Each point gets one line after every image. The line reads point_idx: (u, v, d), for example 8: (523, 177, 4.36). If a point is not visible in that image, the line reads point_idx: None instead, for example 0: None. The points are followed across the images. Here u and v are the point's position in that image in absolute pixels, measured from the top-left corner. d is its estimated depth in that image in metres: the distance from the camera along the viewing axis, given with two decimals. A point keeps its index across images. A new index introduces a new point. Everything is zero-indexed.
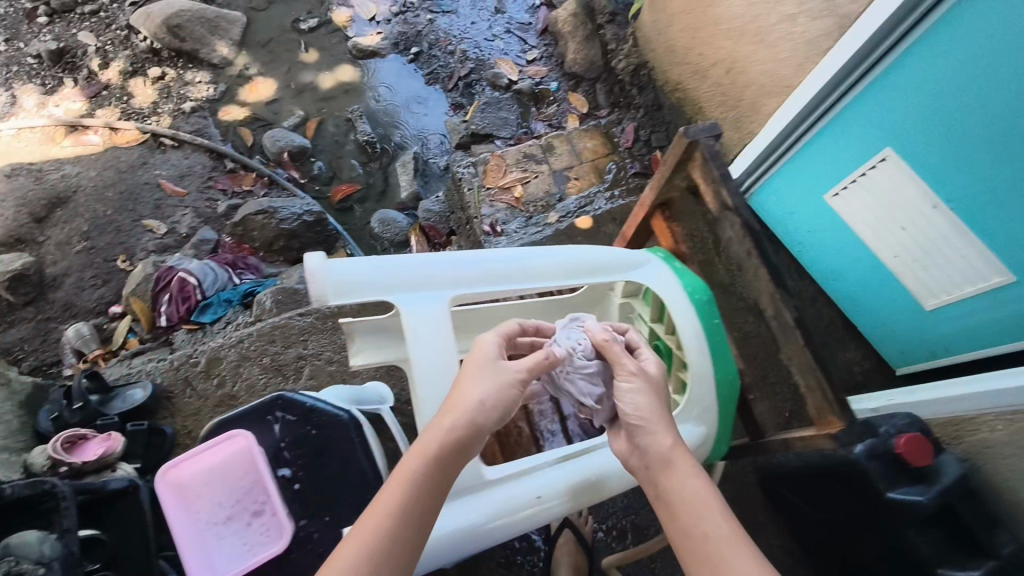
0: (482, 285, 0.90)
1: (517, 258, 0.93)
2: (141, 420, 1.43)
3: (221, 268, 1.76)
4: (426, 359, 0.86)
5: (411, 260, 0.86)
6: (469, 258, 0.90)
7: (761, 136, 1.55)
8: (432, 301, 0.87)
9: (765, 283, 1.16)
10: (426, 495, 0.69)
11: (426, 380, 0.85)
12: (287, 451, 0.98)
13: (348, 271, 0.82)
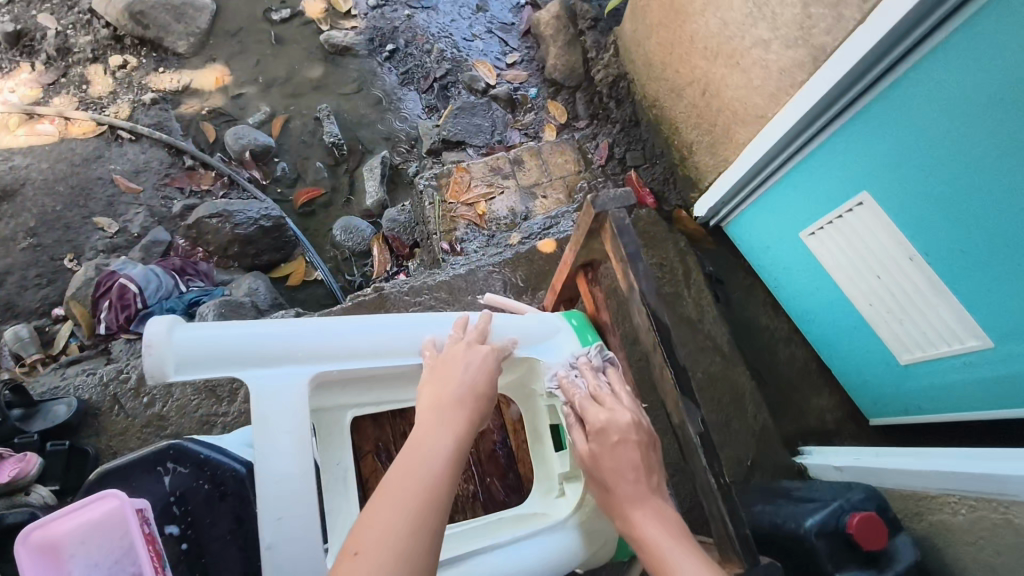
0: (341, 359, 0.85)
1: (383, 329, 0.88)
2: (64, 439, 1.36)
3: (166, 274, 1.68)
4: (273, 446, 0.77)
5: (263, 331, 0.79)
6: (330, 329, 0.84)
7: (734, 165, 1.46)
8: (286, 379, 0.80)
9: (669, 389, 0.78)
10: (431, 509, 0.68)
11: (270, 474, 0.76)
12: (175, 506, 0.91)
13: (191, 343, 0.75)
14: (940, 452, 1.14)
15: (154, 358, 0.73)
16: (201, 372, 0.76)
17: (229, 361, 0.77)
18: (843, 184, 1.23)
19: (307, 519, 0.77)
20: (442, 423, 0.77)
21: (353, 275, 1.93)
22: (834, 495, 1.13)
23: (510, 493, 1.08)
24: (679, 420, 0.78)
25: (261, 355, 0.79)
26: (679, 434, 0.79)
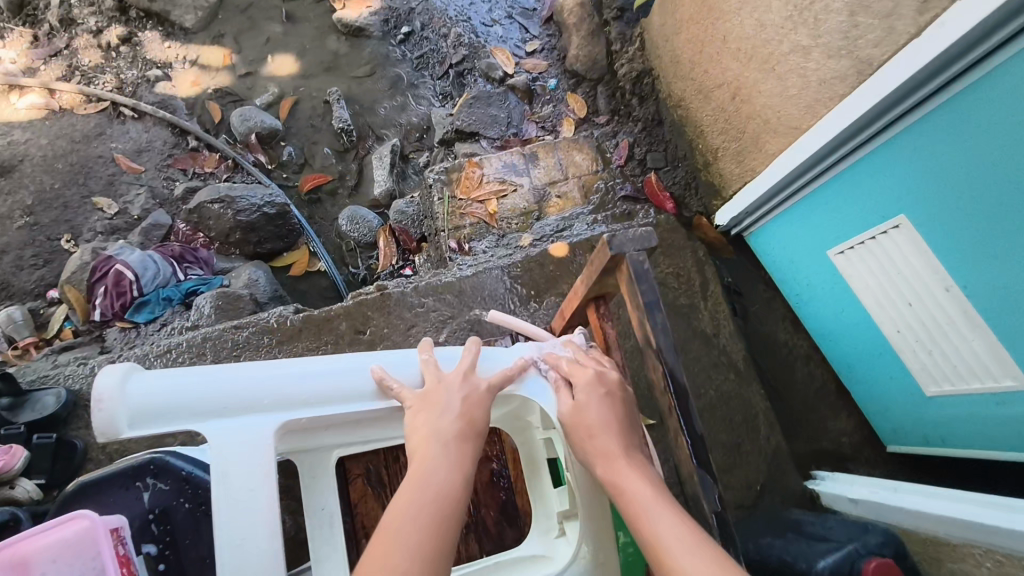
0: (311, 404, 0.75)
1: (356, 369, 0.79)
2: (50, 432, 1.31)
3: (165, 261, 1.64)
4: (235, 506, 0.67)
5: (222, 376, 0.70)
6: (297, 371, 0.75)
7: (763, 175, 1.38)
8: (249, 428, 0.71)
9: (683, 457, 0.67)
10: (436, 554, 0.61)
11: (233, 539, 0.66)
12: (154, 524, 0.87)
13: (144, 394, 0.67)
14: (965, 497, 1.06)
15: (104, 414, 0.65)
16: (155, 426, 0.68)
17: (184, 412, 0.68)
18: (880, 204, 1.14)
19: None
20: (439, 455, 0.69)
21: (357, 267, 1.87)
22: (850, 536, 1.06)
23: (503, 524, 1.03)
24: (692, 491, 0.67)
25: (221, 405, 0.70)
26: (693, 507, 0.68)
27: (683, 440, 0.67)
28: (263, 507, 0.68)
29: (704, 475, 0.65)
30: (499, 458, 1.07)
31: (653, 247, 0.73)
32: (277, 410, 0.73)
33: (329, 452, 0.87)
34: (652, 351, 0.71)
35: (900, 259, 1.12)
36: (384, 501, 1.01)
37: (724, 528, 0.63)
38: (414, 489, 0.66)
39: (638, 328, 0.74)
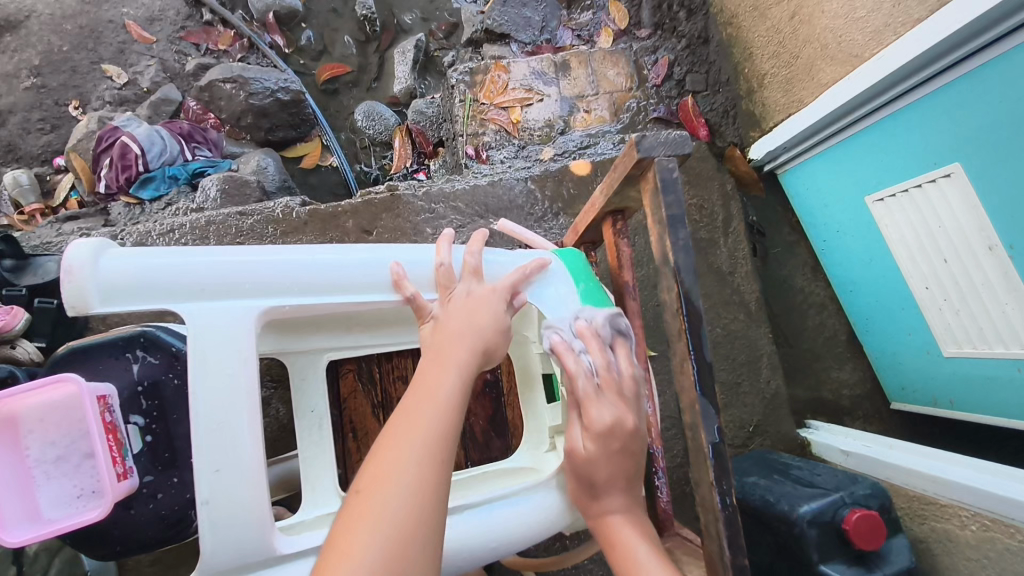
0: (299, 292, 0.71)
1: (348, 259, 0.74)
2: (52, 297, 1.31)
3: (172, 139, 1.58)
4: (211, 391, 0.64)
5: (201, 256, 0.68)
6: (284, 258, 0.71)
7: (812, 107, 1.28)
8: (227, 310, 0.67)
9: (687, 383, 0.63)
10: (441, 445, 0.59)
11: (211, 424, 0.64)
12: (143, 397, 0.86)
13: (115, 271, 0.65)
14: (958, 458, 1.05)
15: (74, 286, 0.63)
16: (129, 306, 0.65)
17: (162, 290, 0.65)
18: (931, 150, 1.06)
19: (250, 478, 0.65)
20: (442, 364, 0.66)
21: (369, 166, 1.81)
22: (838, 485, 1.05)
23: (491, 434, 1.03)
24: (690, 419, 0.64)
25: (196, 286, 0.66)
26: (689, 436, 0.65)
27: (689, 364, 0.63)
28: (240, 396, 0.65)
29: (704, 403, 0.61)
30: (493, 369, 1.04)
31: (685, 155, 0.65)
32: (258, 293, 0.69)
33: (319, 355, 0.87)
34: (668, 269, 0.64)
35: (945, 211, 1.06)
36: (373, 398, 0.98)
37: (719, 459, 0.60)
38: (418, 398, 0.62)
39: (657, 242, 0.67)
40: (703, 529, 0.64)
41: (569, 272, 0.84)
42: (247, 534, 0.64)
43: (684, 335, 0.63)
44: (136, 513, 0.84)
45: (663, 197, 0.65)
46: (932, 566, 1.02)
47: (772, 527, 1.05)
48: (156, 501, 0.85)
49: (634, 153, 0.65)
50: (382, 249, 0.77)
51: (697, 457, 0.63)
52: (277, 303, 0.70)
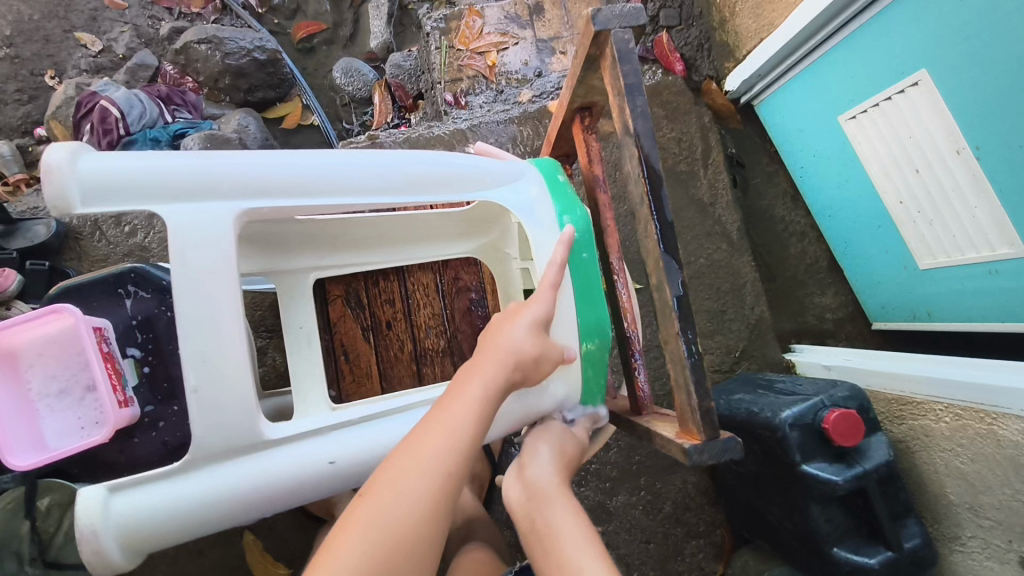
0: (282, 193, 0.70)
1: (317, 163, 0.71)
2: (43, 260, 1.33)
3: (151, 101, 1.57)
4: (197, 288, 0.65)
5: (175, 159, 0.66)
6: (260, 161, 0.69)
7: (784, 27, 1.29)
8: (212, 214, 0.66)
9: (650, 244, 0.65)
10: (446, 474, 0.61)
11: (193, 319, 0.64)
12: (138, 331, 0.88)
13: (95, 173, 0.63)
14: (935, 358, 1.09)
15: (53, 185, 0.61)
16: (112, 206, 0.64)
17: (144, 192, 0.64)
18: (898, 60, 1.08)
19: (241, 374, 0.66)
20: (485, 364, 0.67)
21: (351, 124, 1.82)
22: (818, 389, 1.09)
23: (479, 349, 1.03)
24: (655, 280, 0.66)
25: (175, 188, 0.65)
26: (655, 298, 0.67)
27: (652, 226, 0.65)
28: (224, 283, 0.66)
29: (668, 261, 0.63)
30: (481, 290, 1.05)
31: (640, 26, 0.66)
32: (234, 196, 0.68)
33: (307, 274, 0.92)
34: (629, 140, 0.66)
35: (913, 120, 1.08)
36: (363, 322, 1.00)
37: (683, 310, 0.63)
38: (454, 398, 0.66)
39: (618, 118, 0.68)
40: (675, 390, 0.67)
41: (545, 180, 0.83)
42: (239, 427, 0.67)
43: (645, 197, 0.65)
44: (140, 441, 0.87)
45: (620, 69, 0.66)
46: (911, 463, 1.07)
47: (756, 435, 1.09)
48: (158, 429, 0.88)
49: (589, 29, 0.66)
50: (353, 153, 0.74)
51: (665, 316, 0.65)
52: (255, 206, 0.69)
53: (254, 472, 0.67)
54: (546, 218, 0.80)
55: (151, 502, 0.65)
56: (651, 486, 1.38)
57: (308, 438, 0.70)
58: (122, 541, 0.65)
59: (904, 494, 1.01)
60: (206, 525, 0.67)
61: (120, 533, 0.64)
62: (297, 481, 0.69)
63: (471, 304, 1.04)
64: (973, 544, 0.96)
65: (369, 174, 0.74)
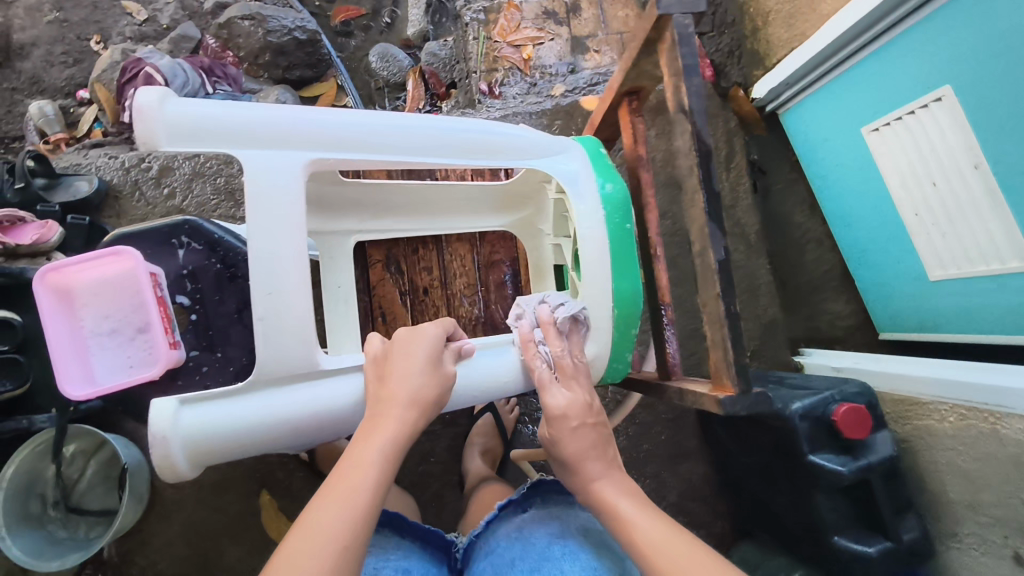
0: (345, 147, 0.75)
1: (379, 122, 0.76)
2: (84, 215, 1.37)
3: (193, 71, 1.62)
4: (266, 222, 0.69)
5: (251, 109, 0.70)
6: (327, 117, 0.74)
7: (815, 39, 1.33)
8: (285, 161, 0.71)
9: (697, 213, 0.70)
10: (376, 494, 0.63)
11: (261, 252, 0.69)
12: (188, 280, 0.92)
13: (181, 116, 0.67)
14: (943, 362, 1.13)
15: (143, 126, 0.66)
16: (194, 149, 0.69)
17: (221, 139, 0.68)
18: (925, 75, 1.12)
19: (303, 309, 0.71)
20: (388, 402, 0.71)
21: (383, 107, 1.86)
22: (828, 385, 1.13)
23: (511, 321, 1.06)
24: (700, 245, 0.71)
25: (251, 135, 0.70)
26: (697, 263, 0.72)
27: (700, 196, 0.69)
28: (289, 225, 0.70)
29: (713, 228, 0.68)
30: (514, 261, 1.07)
31: (700, 12, 0.69)
32: (302, 143, 0.72)
33: (347, 237, 0.97)
34: (682, 116, 0.70)
35: (935, 133, 1.13)
36: (402, 286, 1.03)
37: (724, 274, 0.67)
38: (345, 484, 0.62)
39: (673, 96, 0.71)
40: (711, 347, 0.71)
41: (586, 155, 0.88)
42: (297, 356, 0.72)
43: (696, 170, 0.69)
44: (183, 383, 0.92)
45: (679, 52, 0.70)
46: (913, 461, 1.11)
47: (767, 425, 1.13)
48: (201, 374, 0.93)
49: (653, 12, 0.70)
50: (413, 116, 0.79)
51: (707, 280, 0.69)
52: (326, 158, 0.74)
53: (307, 400, 0.73)
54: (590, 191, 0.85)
55: (213, 422, 0.70)
56: (657, 473, 1.43)
57: (354, 372, 0.77)
58: (187, 450, 0.70)
59: (905, 489, 1.06)
60: (262, 445, 0.73)
61: (188, 445, 0.69)
62: (343, 411, 0.75)
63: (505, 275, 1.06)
64: (970, 541, 1.00)
65: (429, 138, 0.79)
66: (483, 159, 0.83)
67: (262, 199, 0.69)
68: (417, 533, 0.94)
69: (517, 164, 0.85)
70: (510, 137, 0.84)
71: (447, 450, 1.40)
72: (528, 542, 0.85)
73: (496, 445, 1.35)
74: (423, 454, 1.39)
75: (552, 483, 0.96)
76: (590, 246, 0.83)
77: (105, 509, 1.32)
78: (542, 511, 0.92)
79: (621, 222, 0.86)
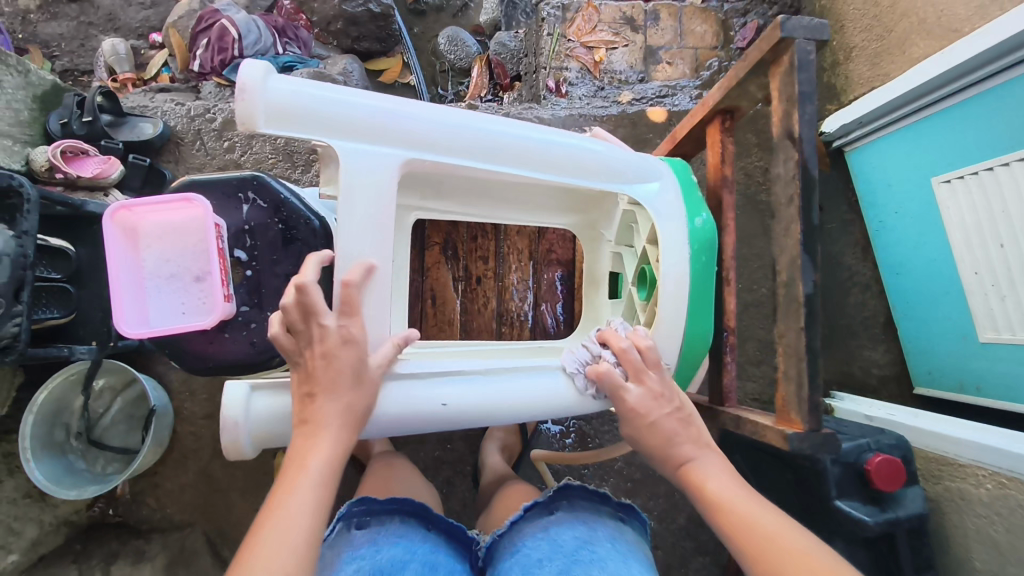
0: (437, 149, 0.76)
1: (475, 128, 0.77)
2: (145, 156, 1.39)
3: (267, 30, 1.62)
4: (357, 216, 0.74)
5: (353, 98, 0.72)
6: (424, 114, 0.75)
7: (896, 82, 1.31)
8: (380, 159, 0.74)
9: (790, 243, 0.71)
10: (311, 534, 0.61)
11: (350, 242, 0.74)
12: (248, 236, 0.93)
13: (282, 95, 0.69)
14: (983, 426, 1.10)
15: (245, 102, 0.68)
16: (293, 133, 0.71)
17: (320, 126, 0.71)
18: (1012, 132, 1.09)
19: (384, 296, 0.76)
20: (321, 431, 0.68)
21: (445, 91, 1.87)
22: (864, 433, 1.11)
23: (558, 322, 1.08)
24: (786, 277, 0.73)
25: (348, 127, 0.72)
26: (782, 295, 0.74)
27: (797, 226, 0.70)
28: (377, 220, 0.75)
29: (806, 260, 0.69)
30: (571, 264, 1.10)
31: (823, 40, 0.69)
32: (398, 142, 0.74)
33: (407, 212, 0.97)
34: (790, 143, 0.71)
35: (1010, 194, 1.10)
36: (456, 272, 1.05)
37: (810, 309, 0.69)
38: (281, 513, 0.61)
39: (779, 120, 0.73)
40: (778, 383, 0.75)
41: (677, 185, 0.87)
42: (369, 348, 0.75)
43: (796, 199, 0.70)
44: (230, 336, 0.93)
45: (795, 76, 0.70)
46: (941, 523, 1.09)
47: (793, 465, 1.11)
48: (249, 330, 0.94)
49: (775, 34, 0.69)
50: (507, 120, 0.79)
51: (793, 309, 0.71)
52: (419, 156, 0.76)
53: (374, 390, 0.77)
54: (673, 214, 0.85)
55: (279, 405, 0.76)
56: (670, 494, 1.41)
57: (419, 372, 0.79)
58: (253, 430, 0.76)
59: (929, 550, 1.04)
60: None
61: (257, 421, 0.76)
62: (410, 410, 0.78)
63: (558, 274, 1.09)
64: None
65: (523, 147, 0.79)
66: (571, 178, 0.83)
67: (354, 195, 0.73)
68: (442, 527, 0.95)
69: (607, 186, 0.84)
70: (603, 157, 0.83)
71: (465, 439, 1.40)
72: (556, 544, 0.86)
73: (515, 440, 1.36)
74: (442, 439, 1.39)
75: (579, 487, 0.95)
76: (669, 274, 0.83)
77: (125, 448, 1.34)
78: (568, 515, 0.92)
79: (705, 260, 0.86)
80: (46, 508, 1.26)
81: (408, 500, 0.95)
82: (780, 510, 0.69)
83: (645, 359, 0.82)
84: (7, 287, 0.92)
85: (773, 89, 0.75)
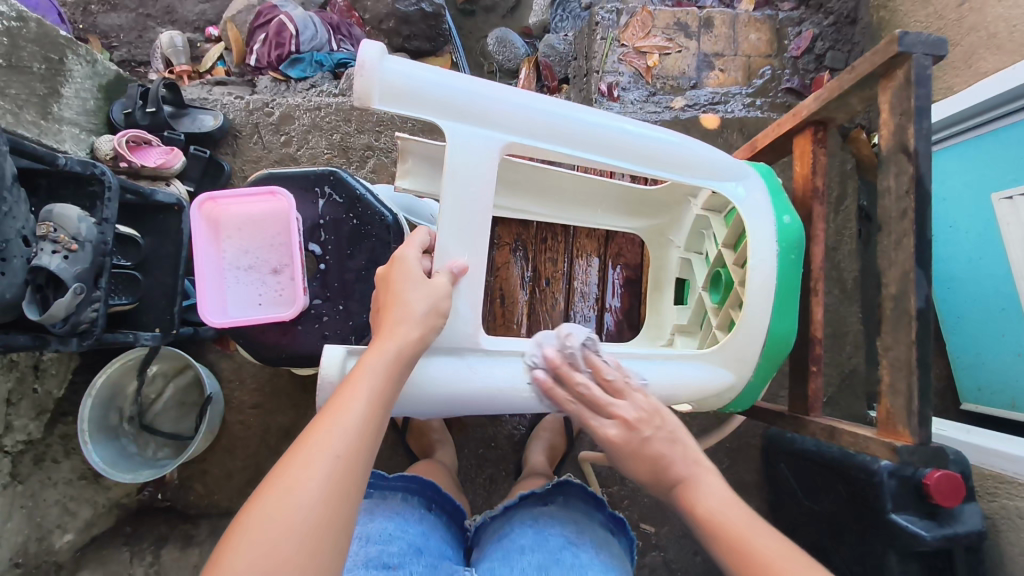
0: (537, 135, 0.77)
1: (575, 117, 0.78)
2: (204, 148, 1.42)
3: (323, 27, 1.63)
4: (460, 200, 0.76)
5: (464, 83, 0.74)
6: (528, 102, 0.76)
7: (962, 97, 1.30)
8: (483, 143, 0.76)
9: (902, 257, 0.76)
10: (368, 429, 0.60)
11: (451, 224, 0.76)
12: (323, 230, 0.94)
13: (398, 76, 0.71)
14: None
15: (364, 80, 0.70)
16: (403, 113, 0.73)
17: (431, 107, 0.73)
18: None
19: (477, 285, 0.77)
20: (386, 336, 0.68)
21: None
22: None
23: (623, 324, 1.11)
24: (895, 288, 0.78)
25: (458, 110, 0.74)
26: (886, 305, 0.79)
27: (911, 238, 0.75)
28: (480, 204, 0.77)
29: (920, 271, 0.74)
30: (637, 268, 1.13)
31: (941, 56, 0.74)
32: (502, 126, 0.76)
33: None
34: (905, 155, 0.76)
35: None
36: (524, 272, 1.11)
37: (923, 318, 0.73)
38: (342, 399, 0.61)
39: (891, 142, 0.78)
40: (884, 393, 0.80)
41: (765, 187, 0.88)
42: (462, 340, 0.77)
43: (911, 212, 0.75)
44: (303, 329, 0.94)
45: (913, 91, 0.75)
46: (996, 543, 1.08)
47: (845, 473, 1.09)
48: (321, 323, 0.95)
49: (893, 48, 0.74)
50: (605, 113, 0.80)
51: (904, 322, 0.76)
52: (521, 143, 0.77)
53: (466, 373, 0.78)
54: (761, 217, 0.85)
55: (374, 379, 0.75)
56: None
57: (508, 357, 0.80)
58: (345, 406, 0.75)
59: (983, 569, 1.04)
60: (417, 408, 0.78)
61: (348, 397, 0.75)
62: (493, 390, 0.78)
63: (623, 278, 1.12)
64: None
65: (619, 138, 0.80)
66: (660, 171, 0.83)
67: (457, 177, 0.75)
68: (446, 508, 0.98)
69: (696, 181, 0.85)
70: (694, 152, 0.84)
71: (510, 439, 1.41)
72: (543, 535, 0.88)
73: (561, 441, 1.36)
74: (487, 438, 1.40)
75: (578, 486, 0.96)
76: (756, 274, 0.84)
77: (175, 433, 1.35)
78: (561, 508, 0.94)
79: (794, 259, 0.85)
80: (101, 490, 1.28)
81: (416, 479, 0.96)
82: (784, 534, 0.62)
83: (608, 391, 0.76)
84: (88, 272, 0.94)
85: (885, 102, 0.80)
